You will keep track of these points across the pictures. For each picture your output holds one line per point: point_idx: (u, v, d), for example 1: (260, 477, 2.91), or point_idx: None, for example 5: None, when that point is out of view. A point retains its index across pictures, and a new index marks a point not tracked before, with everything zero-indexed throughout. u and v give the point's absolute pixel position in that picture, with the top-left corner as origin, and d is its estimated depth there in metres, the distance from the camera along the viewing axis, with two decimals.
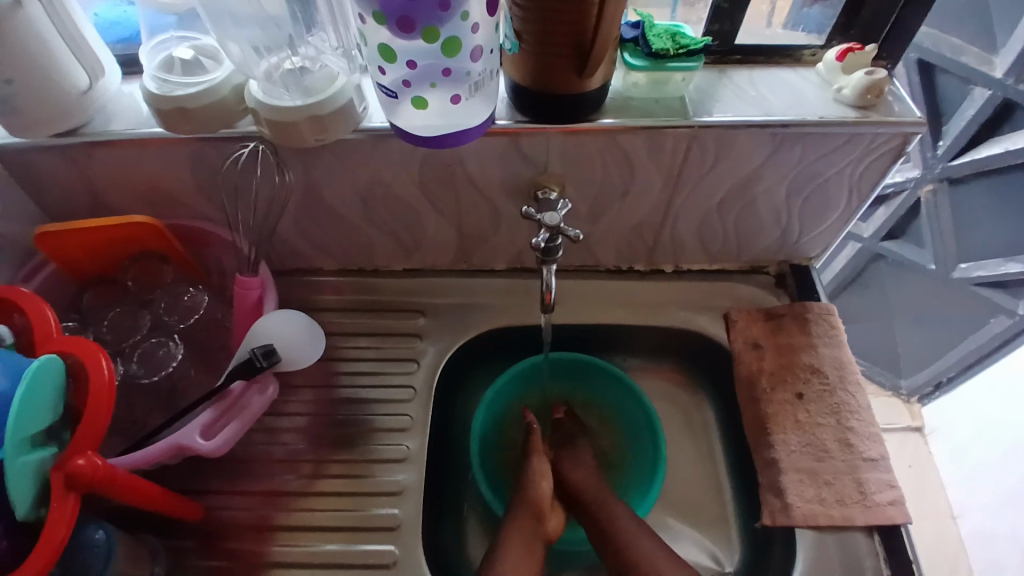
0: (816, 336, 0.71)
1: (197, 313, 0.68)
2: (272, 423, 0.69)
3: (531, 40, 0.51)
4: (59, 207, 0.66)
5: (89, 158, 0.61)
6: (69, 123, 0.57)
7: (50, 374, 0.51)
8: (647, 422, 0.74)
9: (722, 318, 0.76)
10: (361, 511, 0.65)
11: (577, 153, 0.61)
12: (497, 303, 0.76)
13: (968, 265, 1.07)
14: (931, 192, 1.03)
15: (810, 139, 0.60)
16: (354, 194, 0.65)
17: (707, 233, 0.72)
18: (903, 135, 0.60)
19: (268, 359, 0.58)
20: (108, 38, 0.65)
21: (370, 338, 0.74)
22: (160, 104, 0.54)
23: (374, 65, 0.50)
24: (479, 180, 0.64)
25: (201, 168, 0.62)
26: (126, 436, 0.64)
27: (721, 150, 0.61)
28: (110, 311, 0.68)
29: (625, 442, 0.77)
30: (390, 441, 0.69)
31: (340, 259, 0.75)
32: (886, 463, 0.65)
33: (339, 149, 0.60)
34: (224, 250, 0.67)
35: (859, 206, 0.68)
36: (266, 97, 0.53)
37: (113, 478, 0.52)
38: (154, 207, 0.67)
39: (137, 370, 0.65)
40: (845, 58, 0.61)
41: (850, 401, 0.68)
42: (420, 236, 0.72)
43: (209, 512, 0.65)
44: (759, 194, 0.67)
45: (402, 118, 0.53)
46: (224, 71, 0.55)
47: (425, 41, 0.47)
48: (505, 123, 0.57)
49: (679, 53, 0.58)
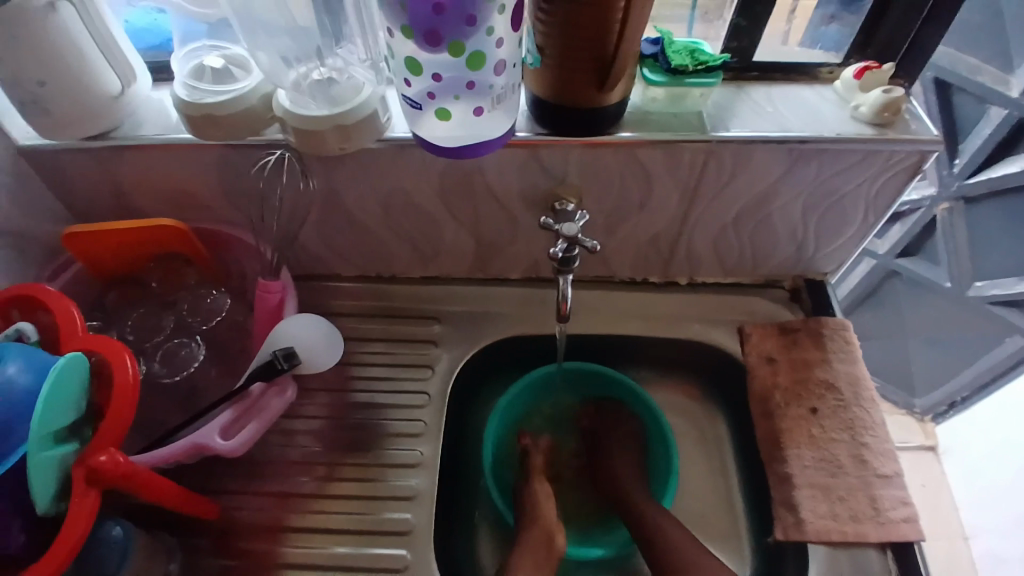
0: (830, 351, 0.71)
1: (219, 315, 0.70)
2: (288, 426, 0.70)
3: (553, 55, 0.52)
4: (89, 208, 0.68)
5: (119, 161, 0.63)
6: (99, 126, 0.59)
7: (76, 371, 0.52)
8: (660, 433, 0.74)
9: (736, 331, 0.76)
10: (373, 515, 0.65)
11: (595, 165, 0.62)
12: (511, 312, 0.77)
13: (983, 284, 1.07)
14: (946, 211, 1.03)
15: (826, 156, 0.61)
16: (375, 202, 0.66)
17: (722, 247, 0.73)
18: (920, 153, 0.60)
19: (289, 361, 0.59)
20: (140, 45, 0.67)
21: (386, 344, 0.75)
22: (189, 111, 0.56)
23: (400, 77, 0.51)
24: (498, 190, 0.65)
25: (228, 174, 0.64)
26: (146, 434, 0.65)
27: (738, 165, 0.62)
28: (133, 312, 0.69)
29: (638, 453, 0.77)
30: (404, 446, 0.69)
31: (358, 265, 0.77)
32: (900, 481, 0.65)
33: (363, 158, 0.61)
34: (247, 254, 0.68)
35: (875, 222, 0.69)
36: (293, 105, 0.55)
37: (135, 475, 0.54)
38: (180, 210, 0.69)
39: (160, 369, 0.67)
40: (863, 76, 0.62)
41: (865, 418, 0.68)
42: (438, 244, 0.73)
43: (224, 512, 0.65)
44: (775, 209, 0.67)
45: (425, 129, 0.54)
46: (252, 80, 0.57)
47: (451, 55, 0.48)
48: (524, 135, 0.58)
49: (698, 69, 0.58)
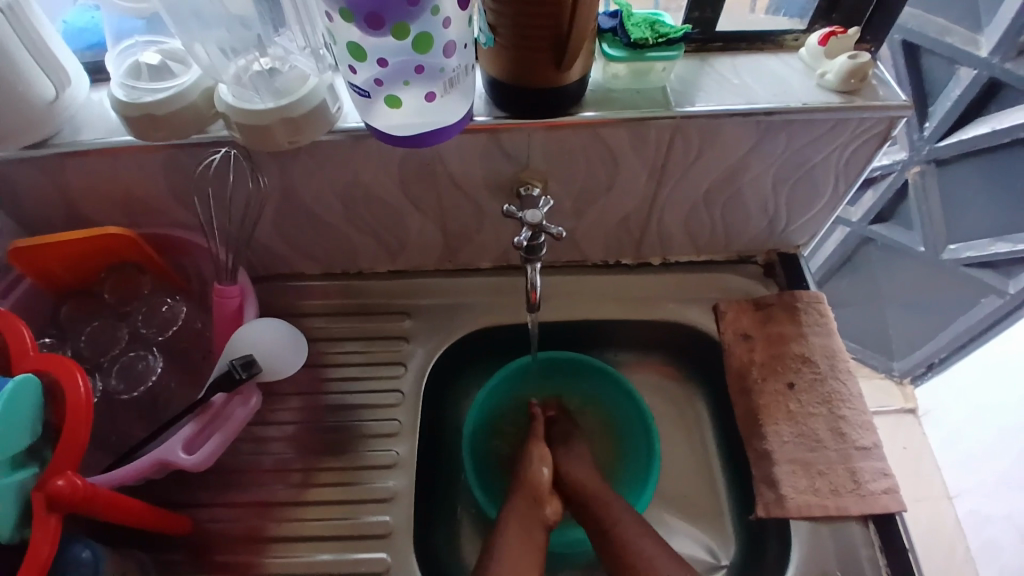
0: (806, 325, 0.71)
1: (176, 325, 0.66)
2: (259, 432, 0.68)
3: (506, 34, 0.50)
4: (33, 219, 0.64)
5: (60, 167, 0.59)
6: (37, 134, 0.56)
7: (28, 393, 0.49)
8: (640, 417, 0.74)
9: (712, 310, 0.75)
10: (352, 519, 0.64)
11: (559, 147, 0.60)
12: (484, 302, 0.75)
13: (957, 246, 1.07)
14: (919, 173, 1.02)
15: (794, 127, 0.59)
16: (334, 197, 0.64)
17: (694, 224, 0.71)
18: (889, 119, 0.59)
19: (248, 370, 0.57)
20: (77, 45, 0.63)
21: (357, 343, 0.73)
22: (129, 112, 0.52)
23: (345, 64, 0.48)
24: (460, 178, 0.62)
25: (175, 175, 0.61)
26: (110, 450, 0.63)
27: (705, 140, 0.60)
28: (88, 325, 0.66)
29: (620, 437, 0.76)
30: (380, 447, 0.68)
31: (322, 263, 0.74)
32: (880, 452, 0.65)
33: (316, 151, 0.58)
34: (203, 258, 0.65)
35: (846, 191, 0.67)
36: (237, 99, 0.52)
37: (96, 497, 0.51)
38: (130, 216, 0.65)
39: (117, 385, 0.64)
40: (828, 43, 0.60)
41: (843, 390, 0.68)
42: (404, 237, 0.70)
43: (197, 525, 0.63)
44: (745, 184, 0.66)
45: (378, 118, 0.52)
46: (193, 75, 0.54)
47: (396, 38, 0.45)
48: (484, 120, 0.56)
49: (659, 42, 0.56)
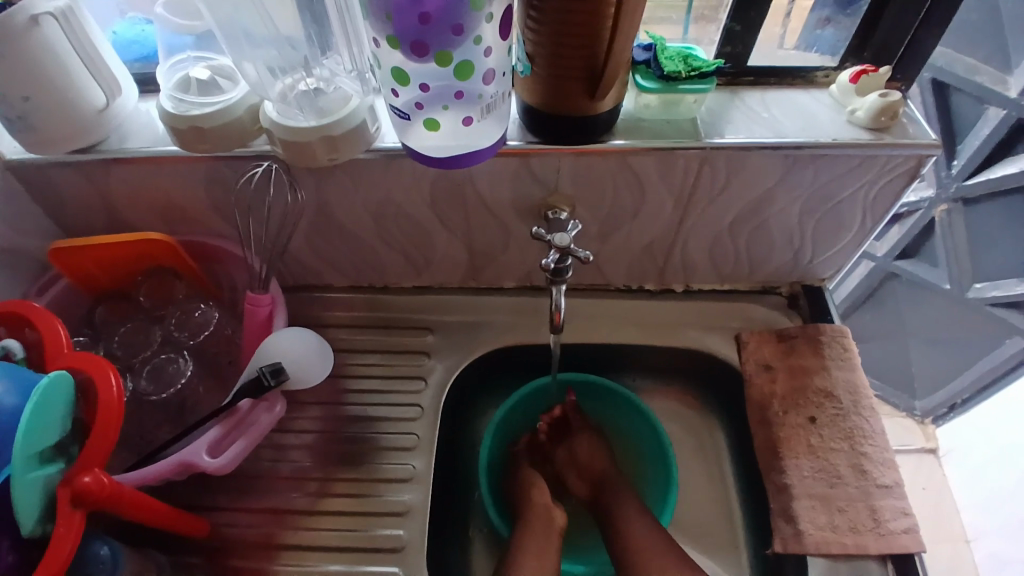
0: (828, 359, 0.70)
1: (208, 329, 0.68)
2: (280, 440, 0.69)
3: (543, 63, 0.51)
4: (76, 222, 0.67)
5: (106, 173, 0.62)
6: (86, 140, 0.58)
7: (61, 390, 0.51)
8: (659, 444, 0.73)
9: (733, 339, 0.75)
10: (365, 531, 0.64)
11: (587, 173, 0.61)
12: (505, 322, 0.76)
13: (983, 285, 1.06)
14: (945, 211, 1.02)
15: (822, 162, 0.60)
16: (366, 213, 0.66)
17: (719, 254, 0.72)
18: (918, 157, 0.59)
19: (276, 377, 0.58)
20: (127, 57, 0.66)
21: (378, 355, 0.74)
22: (176, 123, 0.55)
23: (387, 87, 0.50)
24: (490, 201, 0.64)
25: (215, 186, 0.63)
26: (135, 451, 0.64)
27: (733, 172, 0.61)
28: (121, 326, 0.68)
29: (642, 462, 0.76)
30: (396, 460, 0.68)
31: (349, 276, 0.76)
32: (901, 491, 0.64)
33: (352, 168, 0.60)
34: (236, 267, 0.67)
35: (873, 227, 0.67)
36: (280, 116, 0.54)
37: (120, 495, 0.53)
38: (168, 222, 0.68)
39: (147, 386, 0.65)
40: (859, 80, 0.61)
41: (864, 427, 0.67)
42: (431, 255, 0.72)
43: (214, 529, 0.64)
44: (771, 216, 0.66)
45: (414, 139, 0.53)
46: (241, 91, 0.56)
47: (437, 65, 0.47)
48: (515, 144, 0.58)
49: (691, 75, 0.57)
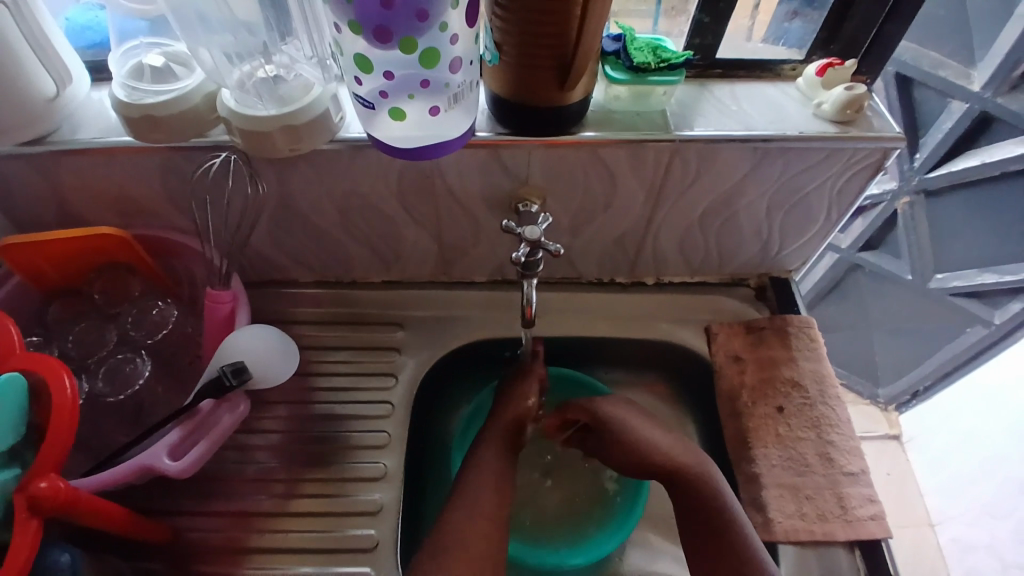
0: (796, 350, 0.71)
1: (166, 327, 0.65)
2: (244, 440, 0.67)
3: (511, 51, 0.50)
4: (25, 216, 0.64)
5: (57, 165, 0.59)
6: (36, 131, 0.55)
7: (13, 393, 0.50)
8: None
9: (703, 331, 0.75)
10: (336, 531, 0.63)
11: (558, 165, 0.60)
12: (476, 316, 0.75)
13: (944, 275, 1.09)
14: (908, 204, 1.04)
15: (790, 155, 0.60)
16: (331, 206, 0.64)
17: (689, 246, 0.72)
18: (883, 150, 0.60)
19: (238, 377, 0.55)
20: (79, 43, 0.62)
21: (346, 353, 0.73)
22: (129, 112, 0.52)
23: (351, 75, 0.49)
24: (460, 193, 0.63)
25: (173, 178, 0.60)
26: (91, 454, 0.62)
27: (703, 164, 0.61)
28: (75, 326, 0.65)
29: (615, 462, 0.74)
30: (366, 459, 0.67)
31: (315, 270, 0.74)
32: (867, 478, 0.65)
33: (317, 160, 0.58)
34: (196, 262, 0.65)
35: (839, 219, 0.68)
36: (238, 105, 0.52)
37: (76, 501, 0.50)
38: (125, 217, 0.65)
39: (103, 387, 0.62)
40: (825, 74, 0.62)
41: (831, 416, 0.68)
42: (400, 248, 0.70)
43: (177, 533, 0.62)
44: (741, 207, 0.67)
45: (379, 129, 0.52)
46: (196, 79, 0.54)
47: (402, 52, 0.46)
48: (485, 135, 0.56)
49: (661, 66, 0.57)
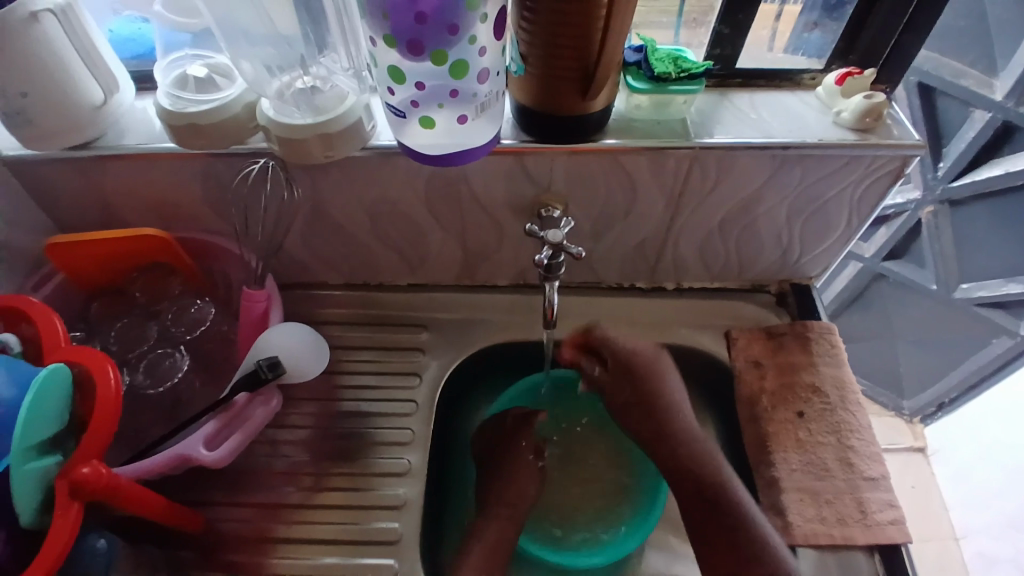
0: (816, 355, 0.72)
1: (204, 325, 0.68)
2: (274, 435, 0.70)
3: (536, 63, 0.52)
4: (73, 217, 0.68)
5: (103, 170, 0.62)
6: (82, 136, 0.59)
7: (59, 383, 0.51)
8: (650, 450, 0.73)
9: (723, 337, 0.76)
10: (362, 524, 0.65)
11: (580, 172, 0.62)
12: (499, 319, 0.77)
13: (969, 286, 1.08)
14: (932, 213, 1.04)
15: (809, 162, 0.62)
16: (361, 210, 0.66)
17: (709, 252, 0.73)
18: (903, 158, 0.61)
19: (274, 370, 0.58)
20: (124, 54, 0.66)
21: (372, 352, 0.75)
22: (173, 120, 0.55)
23: (383, 86, 0.51)
24: (484, 198, 0.65)
25: (212, 183, 0.63)
26: (128, 445, 0.64)
27: (723, 171, 0.62)
28: (116, 322, 0.68)
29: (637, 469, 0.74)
30: (391, 455, 0.69)
31: (344, 273, 0.76)
32: (887, 483, 0.65)
33: (348, 166, 0.61)
34: (231, 263, 0.68)
35: (859, 226, 0.69)
36: (276, 114, 0.55)
37: (117, 487, 0.52)
38: (165, 219, 0.68)
39: (144, 380, 0.66)
40: (844, 82, 0.63)
41: (851, 421, 0.68)
42: (425, 251, 0.73)
43: (209, 524, 0.65)
44: (761, 214, 0.68)
45: (409, 137, 0.54)
46: (237, 89, 0.57)
47: (433, 63, 0.48)
48: (510, 143, 0.59)
49: (681, 76, 0.59)
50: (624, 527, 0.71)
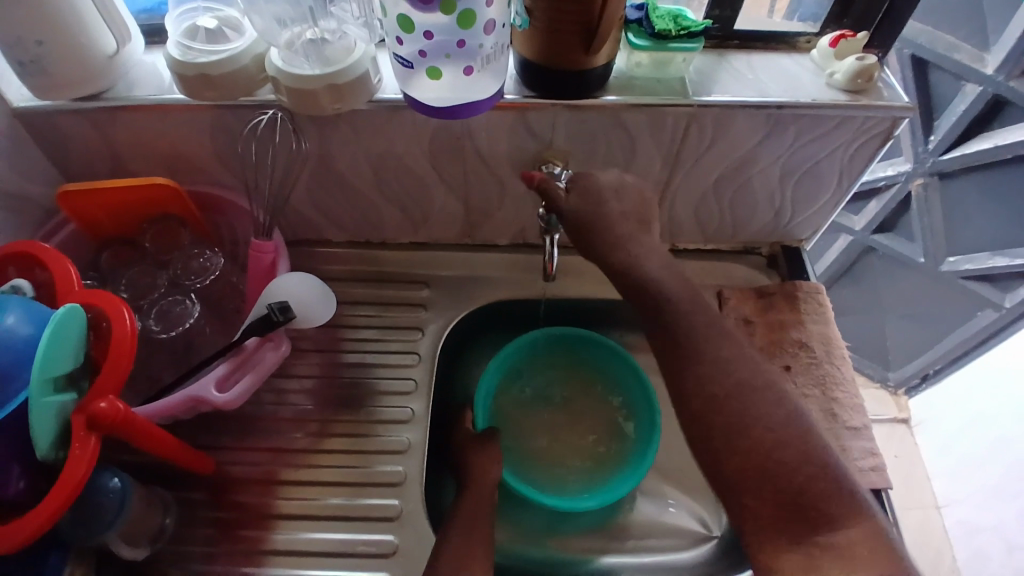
0: (805, 314, 0.74)
1: (213, 273, 0.70)
2: (280, 385, 0.72)
3: (541, 17, 0.54)
4: (84, 169, 0.69)
5: (113, 121, 0.63)
6: (95, 87, 0.60)
7: (75, 321, 0.52)
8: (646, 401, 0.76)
9: (716, 296, 0.79)
10: (366, 467, 0.67)
11: (580, 128, 0.63)
12: (500, 277, 0.79)
13: (956, 259, 1.11)
14: (922, 185, 1.06)
15: (804, 122, 0.63)
16: (366, 165, 0.68)
17: (704, 211, 0.75)
18: (893, 118, 0.63)
19: (284, 314, 0.59)
20: (134, 9, 0.68)
21: (373, 307, 0.77)
22: (183, 70, 0.56)
23: (393, 36, 0.53)
24: (487, 154, 0.66)
25: (220, 135, 0.65)
26: (140, 391, 0.66)
27: (719, 130, 0.64)
28: (127, 271, 0.69)
29: (631, 418, 0.78)
30: (394, 403, 0.71)
31: (347, 230, 0.78)
32: (869, 433, 0.68)
33: (354, 119, 0.62)
34: (239, 217, 0.70)
35: (849, 188, 0.71)
36: (286, 64, 0.56)
37: (133, 423, 0.53)
38: (173, 172, 0.69)
39: (155, 326, 0.67)
40: (839, 45, 0.64)
41: (836, 374, 0.71)
42: (428, 208, 0.74)
43: (219, 467, 0.67)
44: (754, 175, 0.70)
45: (416, 89, 0.56)
46: (247, 41, 0.58)
47: (442, 13, 0.49)
48: (512, 98, 0.60)
49: (681, 34, 0.60)
50: (617, 474, 0.74)
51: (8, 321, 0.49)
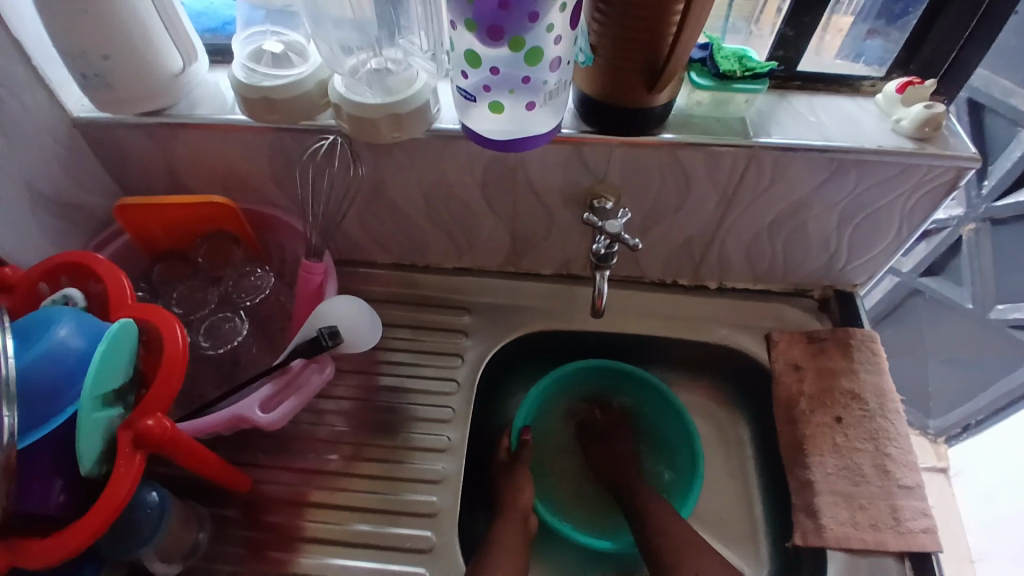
0: (857, 362, 0.72)
1: (263, 292, 0.70)
2: (318, 405, 0.72)
3: (606, 54, 0.53)
4: (142, 183, 0.70)
5: (172, 138, 0.64)
6: (157, 103, 0.61)
7: (127, 337, 0.52)
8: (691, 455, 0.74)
9: (763, 338, 0.77)
10: (397, 495, 0.67)
11: (636, 165, 0.63)
12: (541, 308, 0.78)
13: (1004, 307, 1.07)
14: (973, 232, 1.03)
15: (864, 168, 0.62)
16: (417, 193, 0.68)
17: (755, 252, 0.74)
18: (959, 169, 0.61)
19: (334, 339, 0.59)
20: (198, 27, 0.69)
21: (410, 330, 0.77)
22: (248, 93, 0.57)
23: (458, 69, 0.53)
24: (538, 186, 0.66)
25: (277, 157, 0.65)
26: (182, 405, 0.67)
27: (778, 172, 0.63)
28: (178, 286, 0.70)
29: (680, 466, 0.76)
30: (430, 431, 0.71)
31: (393, 253, 0.78)
32: (922, 492, 0.66)
33: (412, 148, 0.63)
34: (288, 236, 0.70)
35: (908, 236, 0.69)
36: (348, 91, 0.56)
37: (177, 442, 0.53)
38: (228, 190, 0.71)
39: (204, 342, 0.68)
40: (905, 91, 0.63)
41: (889, 429, 0.69)
42: (474, 236, 0.74)
43: (255, 485, 0.67)
44: (810, 219, 0.68)
45: (475, 121, 0.56)
46: (311, 66, 0.58)
47: (510, 49, 0.49)
48: (569, 132, 0.60)
49: (745, 75, 0.59)
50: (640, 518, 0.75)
51: (61, 333, 0.50)
